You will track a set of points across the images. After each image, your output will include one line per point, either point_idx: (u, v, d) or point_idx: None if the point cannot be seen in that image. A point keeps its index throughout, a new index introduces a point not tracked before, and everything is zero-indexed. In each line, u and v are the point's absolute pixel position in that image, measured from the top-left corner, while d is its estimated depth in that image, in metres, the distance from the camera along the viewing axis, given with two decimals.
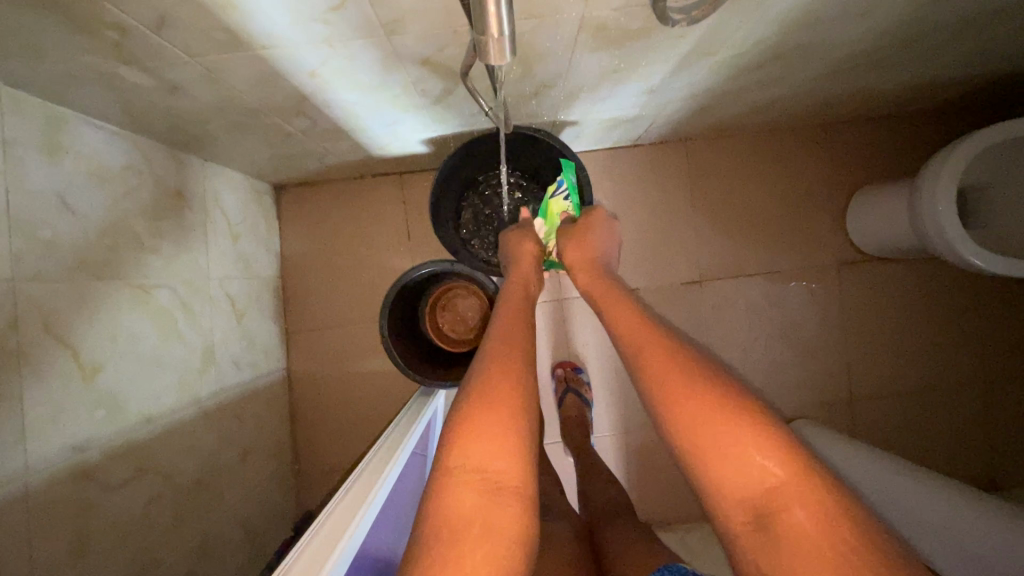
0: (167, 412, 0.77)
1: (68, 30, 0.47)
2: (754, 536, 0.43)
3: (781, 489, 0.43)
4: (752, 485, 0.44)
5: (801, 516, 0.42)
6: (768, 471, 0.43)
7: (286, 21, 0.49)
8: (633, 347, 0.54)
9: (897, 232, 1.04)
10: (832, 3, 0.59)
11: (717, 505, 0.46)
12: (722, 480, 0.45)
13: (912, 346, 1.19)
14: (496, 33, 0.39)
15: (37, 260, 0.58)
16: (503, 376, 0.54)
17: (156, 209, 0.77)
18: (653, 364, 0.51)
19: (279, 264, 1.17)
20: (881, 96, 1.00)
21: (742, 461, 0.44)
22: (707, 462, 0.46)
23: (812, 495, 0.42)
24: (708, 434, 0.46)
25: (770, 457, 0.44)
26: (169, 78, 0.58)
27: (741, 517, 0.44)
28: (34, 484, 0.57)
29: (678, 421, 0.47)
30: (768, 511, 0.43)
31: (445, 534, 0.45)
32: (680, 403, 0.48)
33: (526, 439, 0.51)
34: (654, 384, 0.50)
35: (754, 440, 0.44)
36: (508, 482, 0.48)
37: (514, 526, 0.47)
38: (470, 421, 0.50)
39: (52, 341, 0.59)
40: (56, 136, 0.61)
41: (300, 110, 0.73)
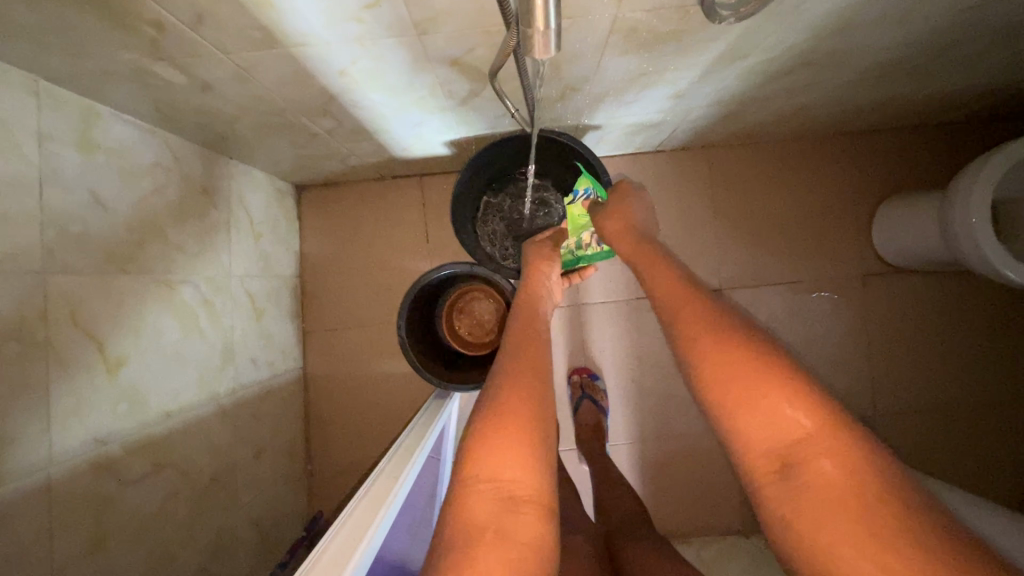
0: (186, 408, 0.77)
1: (105, 25, 0.47)
2: (775, 484, 0.43)
3: (808, 439, 0.42)
4: (780, 436, 0.43)
5: (827, 467, 0.41)
6: (796, 421, 0.43)
7: (321, 20, 0.50)
8: (670, 305, 0.54)
9: (925, 243, 1.02)
10: (868, 9, 0.58)
11: (742, 453, 0.45)
12: (747, 429, 0.45)
13: (944, 362, 1.16)
14: (543, 26, 0.39)
15: (67, 253, 0.58)
16: (516, 389, 0.54)
17: (183, 206, 0.78)
18: (687, 325, 0.51)
19: (298, 263, 1.17)
20: (910, 106, 0.98)
21: (770, 411, 0.43)
22: (734, 413, 0.45)
23: (841, 449, 0.41)
24: (738, 385, 0.45)
25: (800, 409, 0.43)
26: (201, 75, 0.59)
27: (767, 466, 0.44)
28: (56, 475, 0.57)
29: (707, 373, 0.47)
30: (793, 460, 0.42)
31: (460, 543, 0.45)
32: (708, 355, 0.48)
33: (541, 449, 0.50)
34: (687, 341, 0.50)
35: (785, 391, 0.43)
36: (521, 491, 0.48)
37: (531, 535, 0.46)
38: (484, 432, 0.50)
39: (79, 334, 0.60)
40: (89, 132, 0.62)
41: (326, 110, 0.73)
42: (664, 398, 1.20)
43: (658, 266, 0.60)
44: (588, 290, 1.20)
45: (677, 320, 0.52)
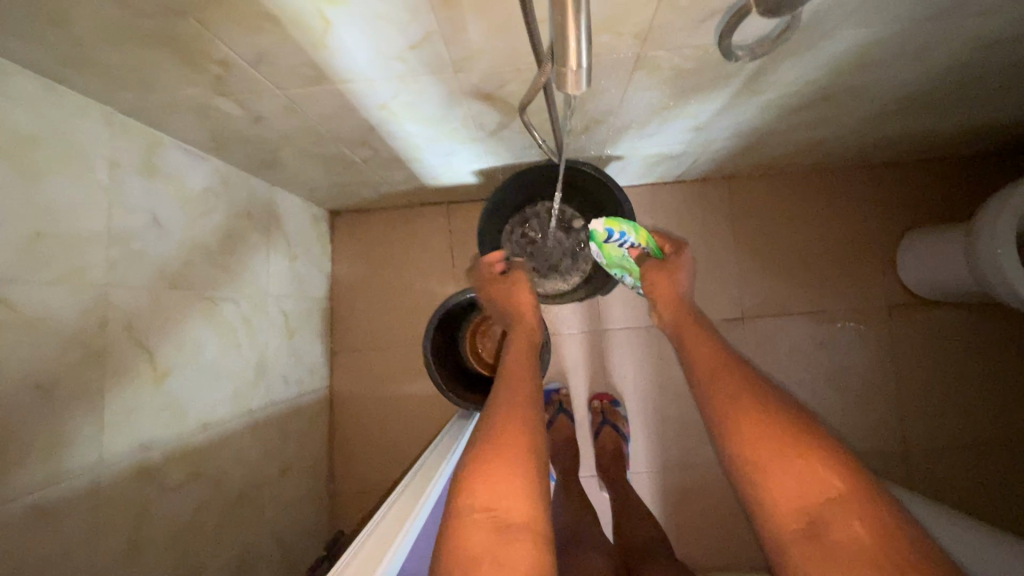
0: (220, 420, 0.80)
1: (178, 63, 0.53)
2: (800, 542, 0.45)
3: (840, 500, 0.45)
4: (810, 495, 0.46)
5: (856, 528, 0.43)
6: (829, 482, 0.45)
7: (368, 59, 0.54)
8: (701, 365, 0.58)
9: (953, 275, 1.02)
10: (883, 48, 0.61)
11: (768, 511, 0.47)
12: (775, 486, 0.47)
13: (969, 398, 1.13)
14: (574, 64, 0.41)
15: (126, 269, 0.63)
16: (511, 421, 0.53)
17: (228, 229, 0.83)
18: (718, 388, 0.54)
19: (329, 286, 1.22)
20: (932, 139, 0.99)
21: (802, 471, 0.46)
22: (767, 470, 0.48)
23: (868, 511, 0.44)
24: (771, 445, 0.48)
25: (834, 471, 0.46)
26: (255, 109, 0.64)
27: (793, 525, 0.46)
28: (104, 479, 0.59)
29: (739, 426, 0.50)
30: (822, 519, 0.45)
31: (454, 574, 0.42)
32: (744, 411, 0.51)
33: (536, 476, 0.49)
34: (721, 396, 0.53)
35: (817, 452, 0.47)
36: (517, 519, 0.46)
37: (530, 564, 0.43)
38: (479, 464, 0.49)
39: (132, 344, 0.64)
40: (151, 159, 0.67)
41: (365, 140, 0.78)
42: (684, 426, 1.20)
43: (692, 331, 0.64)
44: (609, 315, 1.21)
45: (715, 379, 0.55)
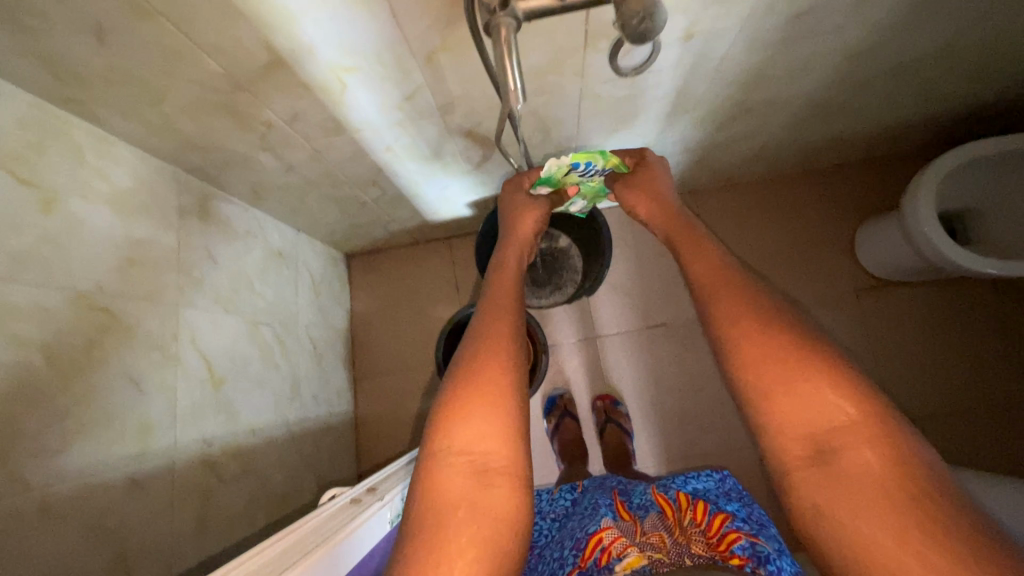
0: (264, 428, 0.93)
1: (234, 128, 0.70)
2: (808, 470, 0.41)
3: (850, 425, 0.40)
4: (818, 420, 0.42)
5: (868, 456, 0.39)
6: (839, 407, 0.41)
7: (374, 111, 0.72)
8: (705, 287, 0.53)
9: (900, 253, 1.14)
10: (774, 65, 0.77)
11: (773, 439, 0.43)
12: (780, 412, 0.43)
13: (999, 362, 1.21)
14: (511, 86, 0.49)
15: (191, 292, 0.78)
16: (488, 358, 0.52)
17: (265, 265, 0.99)
18: (725, 309, 0.49)
19: (350, 319, 1.37)
20: (857, 139, 1.15)
21: (810, 396, 0.42)
22: (771, 395, 0.44)
23: (883, 436, 0.39)
24: (776, 369, 0.44)
25: (844, 396, 0.41)
26: (288, 160, 0.82)
27: (800, 451, 0.42)
28: (178, 463, 0.72)
29: (744, 352, 0.46)
30: (830, 445, 0.41)
31: (430, 518, 0.43)
32: (745, 334, 0.47)
33: (515, 418, 0.50)
34: (725, 318, 0.49)
35: (827, 378, 0.42)
36: (495, 463, 0.47)
37: (505, 509, 0.45)
38: (457, 403, 0.49)
39: (196, 354, 0.78)
40: (208, 208, 0.84)
41: (375, 181, 0.95)
42: (683, 421, 1.29)
43: (698, 243, 0.59)
44: (601, 323, 1.34)
45: (715, 300, 0.51)
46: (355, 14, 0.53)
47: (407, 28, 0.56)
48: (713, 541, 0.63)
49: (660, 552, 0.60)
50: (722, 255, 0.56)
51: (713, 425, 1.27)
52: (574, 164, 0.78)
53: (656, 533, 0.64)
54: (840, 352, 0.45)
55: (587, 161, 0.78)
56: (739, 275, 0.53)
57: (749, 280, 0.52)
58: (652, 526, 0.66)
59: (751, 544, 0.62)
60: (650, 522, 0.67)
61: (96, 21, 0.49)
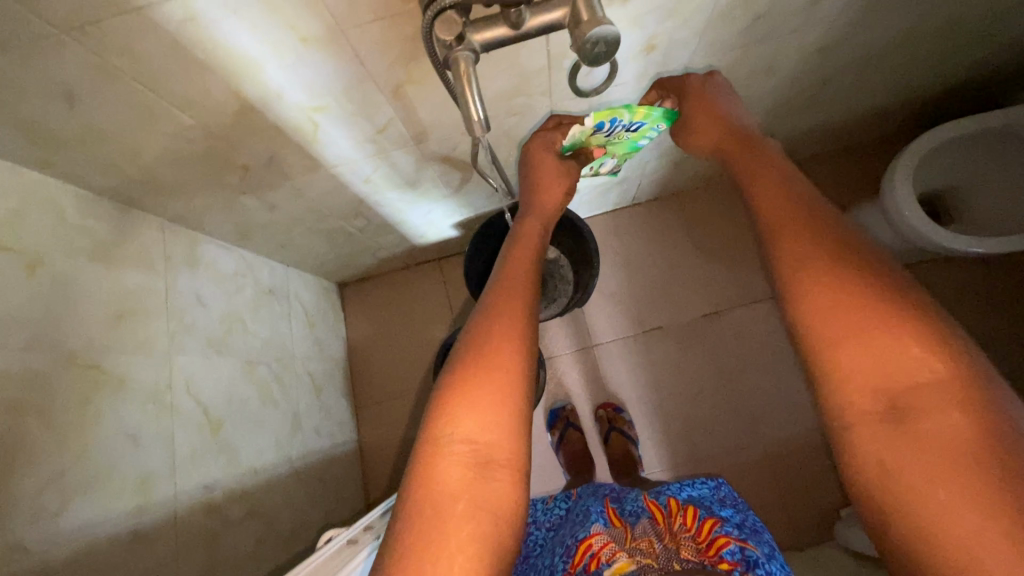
0: (267, 466, 0.92)
1: (213, 175, 0.71)
2: (876, 427, 0.36)
3: (934, 384, 0.34)
4: (900, 376, 0.36)
5: (955, 419, 0.33)
6: (926, 363, 0.35)
7: (349, 146, 0.73)
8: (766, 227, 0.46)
9: (886, 238, 1.15)
10: (738, 67, 0.79)
11: (835, 391, 0.38)
12: (850, 362, 0.37)
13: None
14: (475, 117, 0.50)
15: (182, 339, 0.79)
16: (501, 342, 0.51)
17: (256, 303, 1.00)
18: (790, 253, 0.43)
19: (347, 348, 1.37)
20: (832, 128, 1.16)
21: (886, 348, 0.36)
22: (837, 345, 0.38)
23: (978, 399, 0.33)
24: (849, 317, 0.38)
25: (934, 351, 0.35)
26: (270, 200, 0.83)
27: (868, 405, 0.36)
28: (180, 511, 0.72)
29: (809, 298, 0.40)
30: (908, 404, 0.35)
31: (428, 511, 0.43)
32: (814, 278, 0.41)
33: (519, 411, 0.49)
34: (792, 264, 0.43)
35: (913, 330, 0.36)
36: (497, 456, 0.46)
37: (503, 505, 0.45)
38: (465, 387, 0.48)
39: (191, 399, 0.78)
40: (194, 253, 0.85)
41: (358, 212, 0.96)
42: (688, 423, 1.29)
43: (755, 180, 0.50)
44: (597, 331, 1.34)
45: (779, 245, 0.44)
46: (318, 58, 0.54)
47: (371, 65, 0.57)
48: (703, 546, 0.65)
49: (649, 557, 0.64)
50: (799, 189, 0.47)
51: (718, 425, 1.27)
52: (599, 124, 0.68)
53: (645, 537, 0.67)
54: (929, 304, 0.38)
55: (612, 118, 0.66)
56: (816, 210, 0.45)
57: (831, 219, 0.44)
58: (643, 532, 0.69)
59: (740, 548, 0.63)
60: (641, 527, 0.70)
61: (66, 86, 0.50)
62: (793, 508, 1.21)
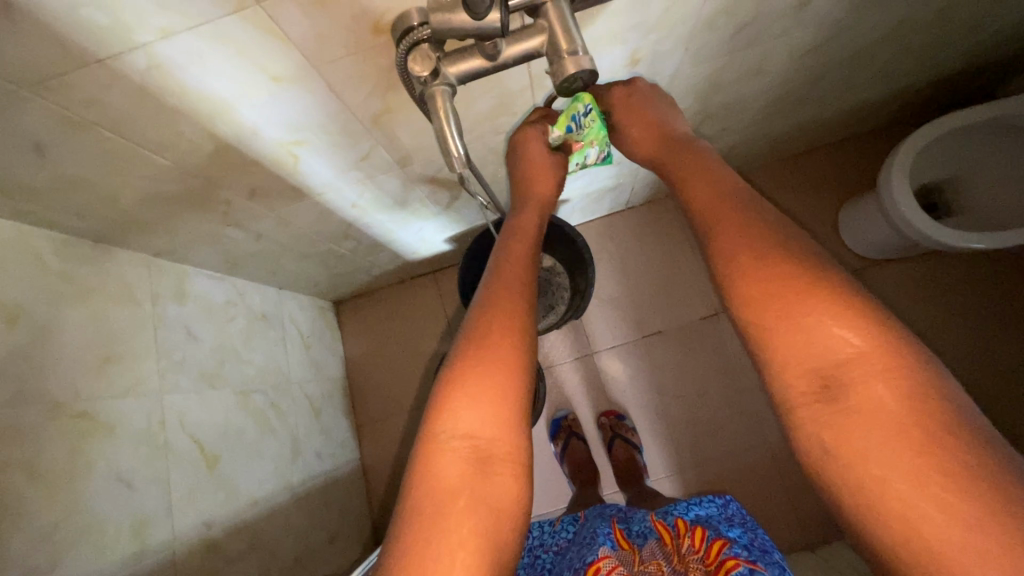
0: (267, 495, 0.92)
1: (195, 212, 0.70)
2: (817, 406, 0.37)
3: (859, 358, 0.36)
4: (823, 353, 0.37)
5: (880, 391, 0.35)
6: (846, 341, 0.37)
7: (332, 174, 0.72)
8: (703, 219, 0.47)
9: (884, 234, 1.13)
10: (726, 72, 0.77)
11: (775, 375, 0.39)
12: (784, 348, 0.39)
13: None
14: (455, 152, 0.49)
15: (174, 376, 0.77)
16: (499, 331, 0.49)
17: (249, 330, 0.99)
18: (725, 242, 0.44)
19: (345, 366, 1.36)
20: (826, 124, 1.14)
21: (812, 330, 0.38)
22: (771, 329, 0.40)
23: (896, 366, 0.35)
24: (775, 303, 0.40)
25: (851, 327, 0.37)
26: (256, 230, 0.82)
27: (804, 386, 0.38)
28: (179, 553, 0.71)
29: (741, 287, 0.42)
30: (839, 380, 0.36)
31: (427, 510, 0.42)
32: (745, 271, 0.42)
33: (521, 402, 0.47)
34: (722, 256, 0.44)
35: (833, 309, 0.38)
36: (498, 450, 0.45)
37: (507, 499, 0.44)
38: (462, 380, 0.47)
39: (186, 437, 0.77)
40: (182, 287, 0.84)
41: (348, 235, 0.95)
42: (692, 427, 1.28)
43: (692, 170, 0.51)
44: (596, 338, 1.33)
45: (714, 230, 0.46)
46: (292, 94, 0.53)
47: (348, 98, 0.56)
48: (711, 569, 0.64)
49: None
50: (729, 178, 0.49)
51: (722, 428, 1.26)
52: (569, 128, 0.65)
53: (654, 560, 0.68)
54: (846, 279, 0.40)
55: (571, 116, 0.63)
56: (755, 210, 0.45)
57: (765, 210, 0.45)
58: (650, 554, 0.70)
59: (749, 569, 0.60)
60: (649, 550, 0.71)
61: (33, 139, 0.49)
62: (802, 509, 1.20)
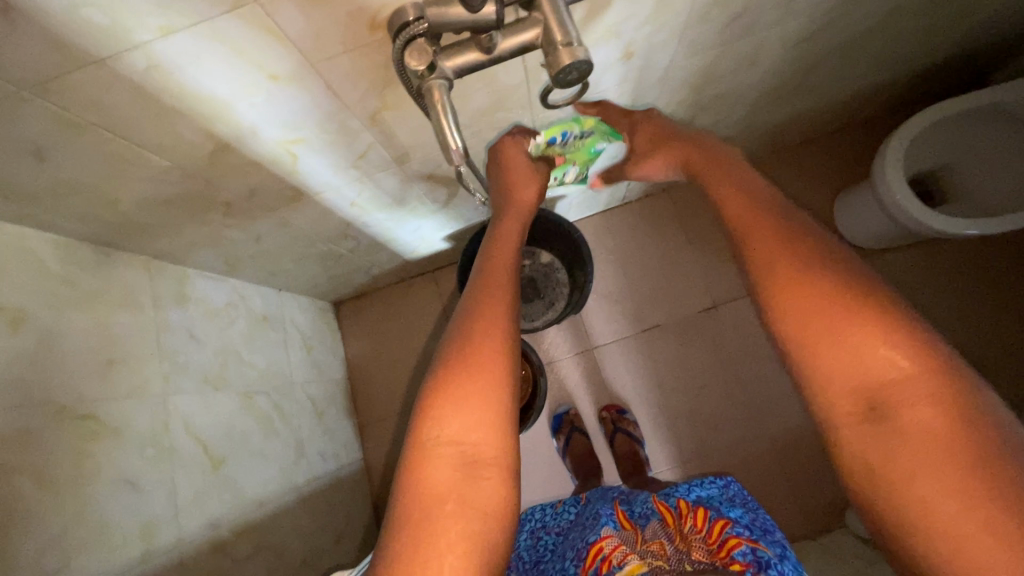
0: (273, 496, 0.92)
1: (195, 214, 0.70)
2: (860, 425, 0.40)
3: (905, 381, 0.39)
4: (868, 374, 0.41)
5: (926, 413, 0.38)
6: (893, 362, 0.40)
7: (331, 173, 0.72)
8: (741, 234, 0.50)
9: (880, 223, 1.14)
10: (720, 65, 0.78)
11: (819, 395, 0.43)
12: (828, 368, 0.42)
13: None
14: (453, 145, 0.49)
15: (177, 379, 0.78)
16: (483, 340, 0.50)
17: (251, 332, 0.99)
18: (764, 258, 0.47)
19: (346, 367, 1.36)
20: (820, 114, 1.15)
21: (859, 352, 0.41)
22: (817, 351, 0.43)
23: (943, 390, 0.38)
24: (821, 323, 0.43)
25: (897, 349, 0.40)
26: (256, 231, 0.82)
27: (848, 406, 0.41)
28: (187, 554, 0.71)
29: (787, 307, 0.45)
30: (883, 403, 0.40)
31: (416, 515, 0.43)
32: (787, 290, 0.45)
33: (505, 407, 0.48)
34: (762, 272, 0.47)
35: (880, 330, 0.41)
36: (484, 455, 0.46)
37: (492, 502, 0.45)
38: (447, 387, 0.48)
39: (191, 439, 0.77)
40: (183, 290, 0.84)
41: (347, 234, 0.95)
42: (693, 419, 1.28)
43: (726, 186, 0.55)
44: (596, 333, 1.34)
45: (750, 246, 0.49)
46: (289, 93, 0.53)
47: (345, 95, 0.56)
48: (714, 548, 0.65)
49: (660, 560, 0.64)
50: (766, 194, 0.52)
51: (724, 419, 1.27)
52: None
53: (657, 540, 0.68)
54: (890, 298, 0.43)
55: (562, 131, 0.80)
56: (784, 222, 0.49)
57: (796, 225, 0.49)
58: (653, 534, 0.69)
59: (752, 550, 0.63)
60: (651, 530, 0.70)
61: (33, 143, 0.49)
62: (806, 498, 1.20)
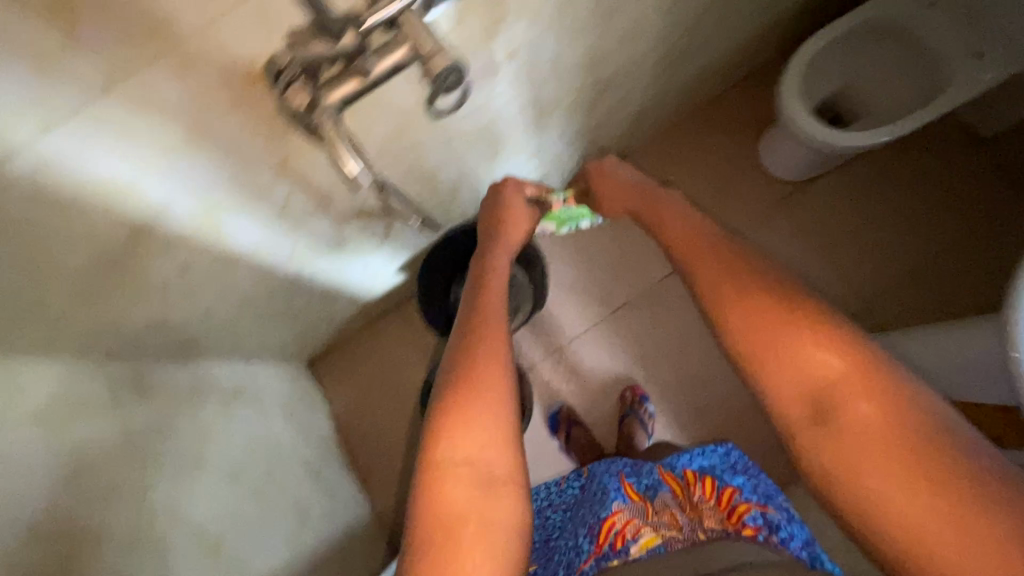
0: (282, 567, 0.90)
1: (133, 306, 0.70)
2: (811, 428, 0.46)
3: (841, 380, 0.46)
4: (807, 379, 0.47)
5: (864, 410, 0.45)
6: (828, 364, 0.47)
7: (257, 232, 0.73)
8: (687, 264, 0.61)
9: (800, 154, 1.19)
10: (605, 43, 0.82)
11: (776, 401, 0.49)
12: (779, 373, 0.49)
13: (939, 214, 1.25)
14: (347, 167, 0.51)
15: (155, 474, 0.77)
16: (487, 369, 0.55)
17: (225, 409, 0.98)
18: (710, 278, 0.57)
19: (335, 421, 1.35)
20: (720, 67, 1.21)
21: (802, 360, 0.48)
22: (764, 365, 0.50)
23: (873, 388, 0.45)
24: (766, 336, 0.50)
25: (832, 353, 0.47)
26: (202, 307, 0.82)
27: (797, 411, 0.47)
28: None
29: (738, 324, 0.52)
30: (829, 405, 0.46)
31: (439, 533, 0.46)
32: (734, 304, 0.53)
33: (511, 429, 0.53)
34: (712, 291, 0.56)
35: (815, 338, 0.48)
36: (497, 471, 0.50)
37: (509, 518, 0.48)
38: (458, 409, 0.52)
39: (181, 531, 0.76)
40: (143, 384, 0.83)
41: (297, 289, 0.95)
42: (682, 382, 1.30)
43: (670, 228, 0.67)
44: (569, 326, 1.35)
45: (697, 271, 0.59)
46: (188, 165, 0.55)
47: (246, 152, 0.57)
48: (724, 515, 0.69)
49: (673, 529, 0.66)
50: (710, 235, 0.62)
51: (710, 375, 1.30)
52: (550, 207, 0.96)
53: (667, 510, 0.69)
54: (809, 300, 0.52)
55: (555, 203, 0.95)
56: (720, 247, 0.60)
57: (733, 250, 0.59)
58: (663, 504, 0.71)
59: (761, 513, 0.69)
60: (661, 500, 0.72)
61: None
62: None
